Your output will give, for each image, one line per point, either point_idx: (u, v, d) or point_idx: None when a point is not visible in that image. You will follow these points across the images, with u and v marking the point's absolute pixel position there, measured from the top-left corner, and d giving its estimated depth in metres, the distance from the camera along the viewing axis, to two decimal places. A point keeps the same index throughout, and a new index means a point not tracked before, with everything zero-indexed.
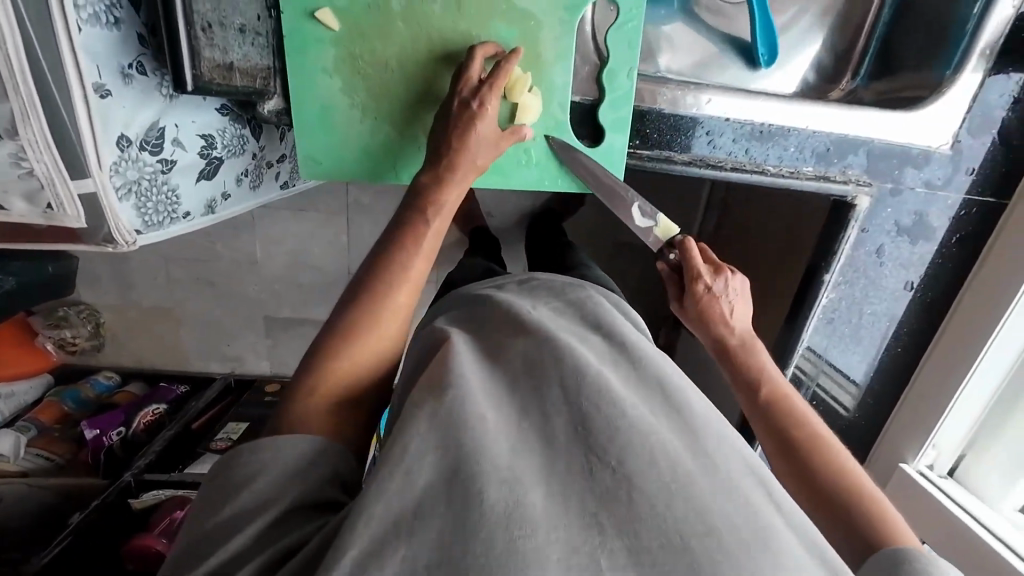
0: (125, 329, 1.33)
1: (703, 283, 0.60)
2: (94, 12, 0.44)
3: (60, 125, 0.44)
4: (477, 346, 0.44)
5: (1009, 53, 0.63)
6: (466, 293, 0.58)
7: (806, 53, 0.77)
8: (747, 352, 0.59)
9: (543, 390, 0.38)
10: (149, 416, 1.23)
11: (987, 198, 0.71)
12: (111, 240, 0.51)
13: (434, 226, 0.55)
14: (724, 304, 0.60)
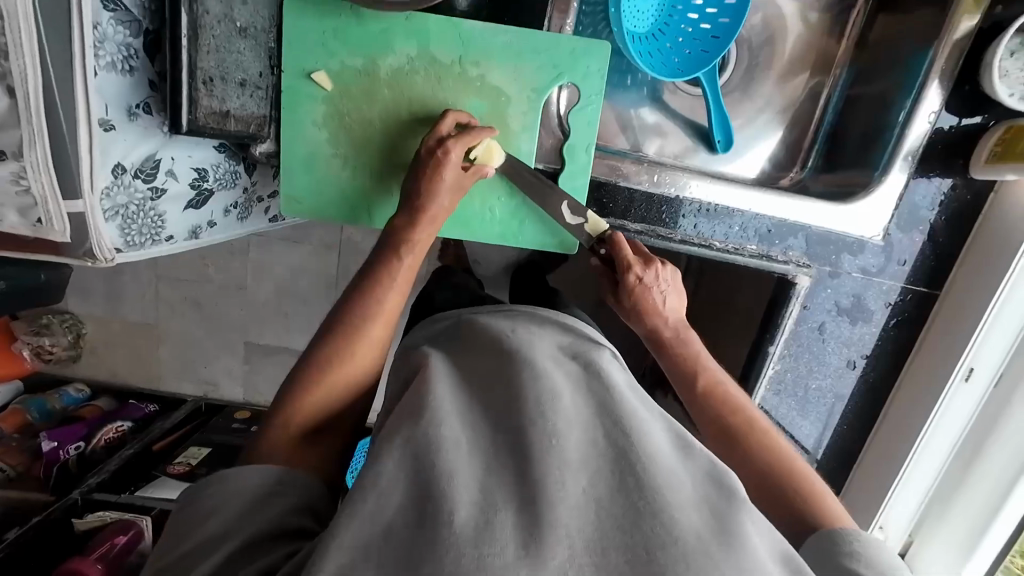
0: (105, 342, 1.36)
1: (635, 274, 0.64)
2: (111, 61, 0.51)
3: (62, 150, 0.49)
4: (454, 372, 0.48)
5: (928, 160, 0.71)
6: (458, 319, 0.62)
7: (766, 143, 0.84)
8: (679, 341, 0.64)
9: (502, 422, 0.41)
10: (112, 432, 1.20)
11: (918, 287, 0.75)
12: (92, 255, 0.55)
13: (407, 262, 0.59)
14: (657, 291, 0.64)
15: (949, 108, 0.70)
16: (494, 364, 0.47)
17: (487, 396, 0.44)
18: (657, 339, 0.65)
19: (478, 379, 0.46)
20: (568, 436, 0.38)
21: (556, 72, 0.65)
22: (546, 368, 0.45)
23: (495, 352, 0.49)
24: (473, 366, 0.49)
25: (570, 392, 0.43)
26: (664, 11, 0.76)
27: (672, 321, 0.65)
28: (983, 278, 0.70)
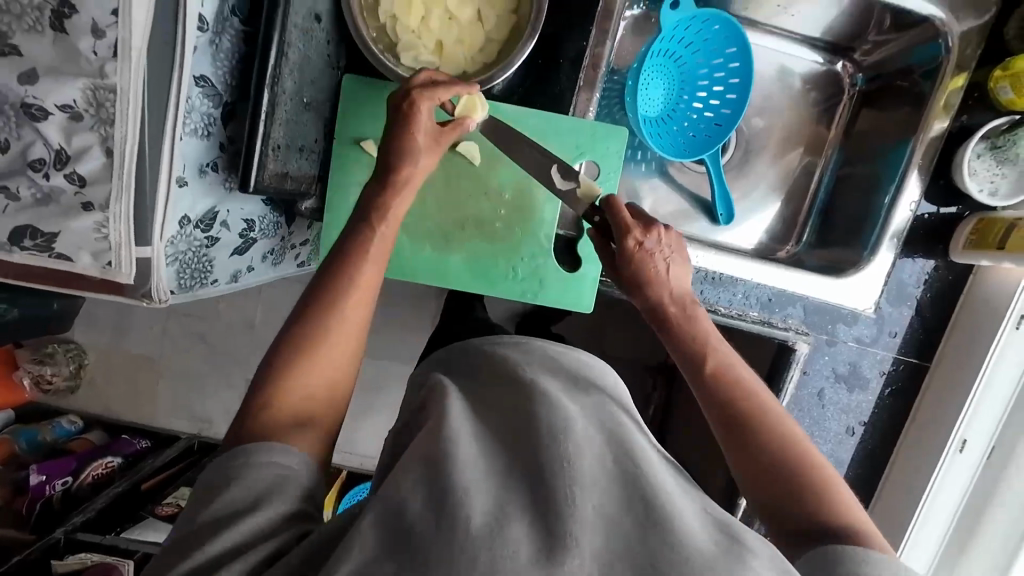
0: (104, 373, 1.29)
1: (634, 238, 0.59)
2: (194, 127, 0.57)
3: (142, 205, 0.54)
4: (467, 403, 0.50)
5: (912, 244, 0.78)
6: (468, 345, 0.63)
7: (762, 214, 0.91)
8: (681, 316, 0.60)
9: (521, 445, 0.43)
10: (101, 468, 1.14)
11: (910, 358, 0.80)
12: (149, 296, 0.59)
13: (381, 232, 0.58)
14: (659, 257, 0.60)
15: (928, 198, 0.77)
16: (508, 394, 0.50)
17: (506, 424, 0.46)
18: (657, 314, 0.61)
19: (496, 405, 0.49)
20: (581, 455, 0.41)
21: (579, 151, 0.73)
22: (559, 396, 0.48)
23: (509, 382, 0.52)
24: (486, 396, 0.52)
25: (580, 416, 0.46)
26: (672, 99, 0.83)
27: (673, 294, 0.60)
28: (969, 353, 0.75)
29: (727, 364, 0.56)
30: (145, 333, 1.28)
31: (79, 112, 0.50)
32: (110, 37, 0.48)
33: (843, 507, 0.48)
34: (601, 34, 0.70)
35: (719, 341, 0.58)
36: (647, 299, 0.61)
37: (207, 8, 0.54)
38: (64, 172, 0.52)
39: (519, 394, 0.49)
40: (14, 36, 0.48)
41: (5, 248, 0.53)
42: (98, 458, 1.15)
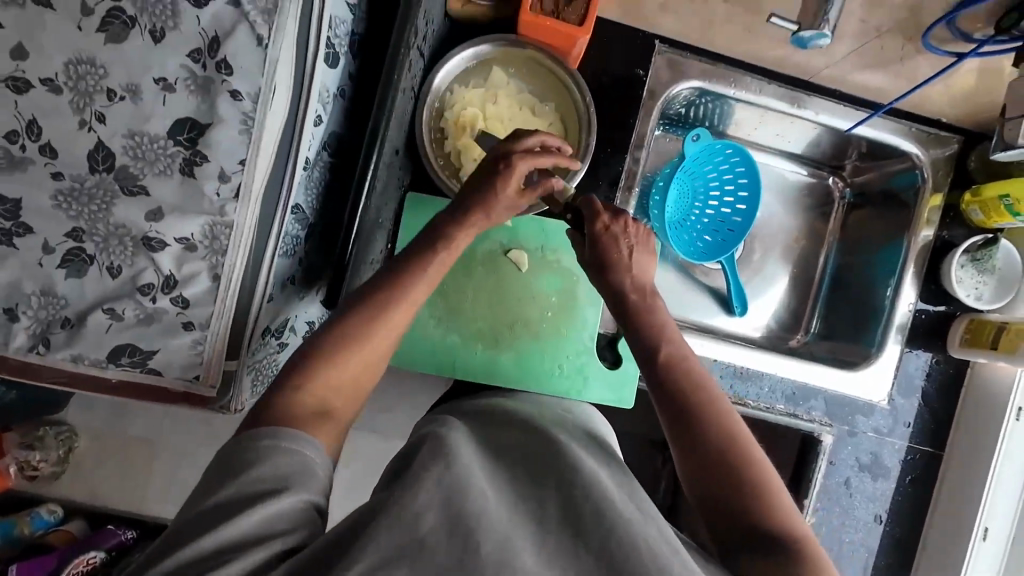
0: (95, 458, 1.11)
1: (601, 222, 0.62)
2: (285, 249, 0.63)
3: (238, 324, 0.59)
4: (478, 444, 0.55)
5: (914, 339, 0.87)
6: (476, 409, 0.66)
7: (771, 290, 0.98)
8: (640, 305, 0.61)
9: (542, 492, 0.47)
10: (81, 566, 1.00)
11: (925, 447, 0.86)
12: (225, 407, 0.62)
13: (443, 255, 0.61)
14: (623, 245, 0.62)
15: (923, 299, 0.87)
16: (516, 442, 0.56)
17: (518, 457, 0.53)
18: (620, 301, 0.62)
19: (493, 445, 0.55)
20: (590, 476, 0.48)
21: None
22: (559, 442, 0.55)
23: (513, 432, 0.58)
24: (496, 442, 0.56)
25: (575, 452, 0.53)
26: (687, 205, 0.93)
27: (634, 284, 0.62)
28: (981, 445, 0.81)
29: (684, 363, 0.58)
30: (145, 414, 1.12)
31: (194, 244, 0.55)
32: (234, 182, 0.55)
33: (786, 514, 0.49)
34: (634, 160, 0.81)
35: (674, 333, 0.60)
36: (610, 287, 0.63)
37: (311, 151, 0.61)
38: (170, 295, 0.56)
39: (524, 442, 0.56)
40: (143, 178, 0.54)
41: (98, 365, 0.56)
42: (80, 553, 1.02)
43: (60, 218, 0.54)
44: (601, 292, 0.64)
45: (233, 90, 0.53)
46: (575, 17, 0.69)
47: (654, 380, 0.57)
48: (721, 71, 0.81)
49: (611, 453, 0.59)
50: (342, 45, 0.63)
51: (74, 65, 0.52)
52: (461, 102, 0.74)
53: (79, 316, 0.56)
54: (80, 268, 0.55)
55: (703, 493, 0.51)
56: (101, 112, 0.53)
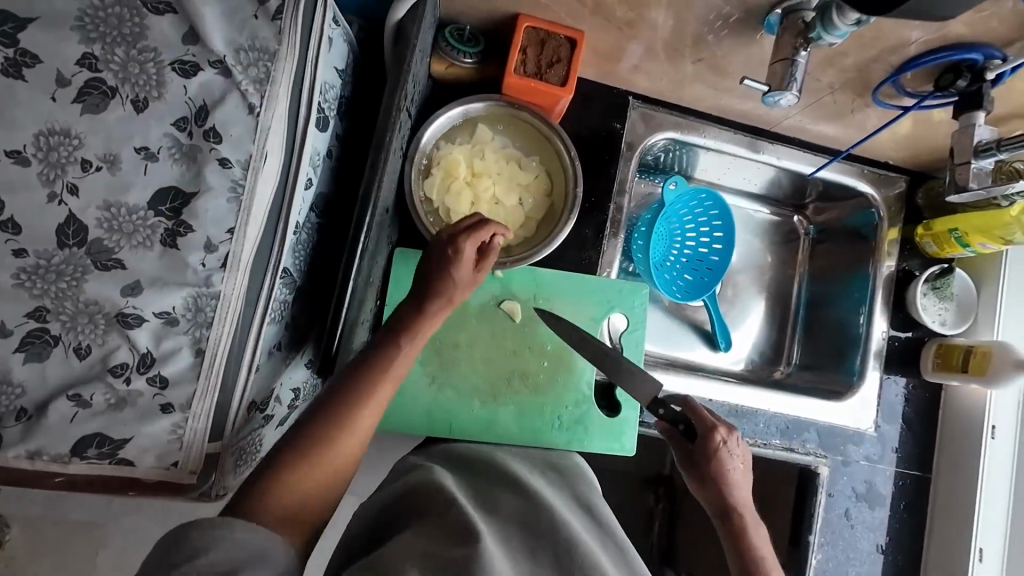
0: (26, 554, 1.07)
1: (719, 435, 0.66)
2: (274, 317, 0.59)
3: (223, 401, 0.55)
4: (475, 503, 0.58)
5: (891, 365, 0.91)
6: (455, 452, 0.71)
7: (754, 312, 1.02)
8: (746, 520, 0.64)
9: (537, 553, 0.52)
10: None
11: (913, 470, 0.89)
12: (206, 494, 0.56)
13: (407, 347, 0.61)
14: (735, 463, 0.66)
15: (894, 326, 0.92)
16: (507, 495, 0.59)
17: (512, 515, 0.56)
18: (723, 510, 0.65)
19: (485, 501, 0.58)
20: (580, 538, 0.53)
21: (610, 306, 0.82)
22: (547, 495, 0.60)
23: (503, 484, 0.62)
24: (492, 500, 0.59)
25: (563, 508, 0.58)
26: (667, 247, 0.96)
27: (742, 499, 0.65)
28: (966, 465, 0.84)
29: None
30: (86, 499, 1.09)
31: (176, 318, 0.51)
32: (221, 251, 0.52)
33: None
34: (618, 208, 0.84)
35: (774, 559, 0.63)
36: (717, 499, 0.65)
37: (301, 214, 0.60)
38: (147, 375, 0.51)
39: (517, 495, 0.60)
40: (120, 251, 0.51)
41: (60, 460, 0.50)
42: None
43: (22, 298, 0.49)
44: (702, 495, 0.66)
45: (222, 157, 0.51)
46: (557, 79, 0.72)
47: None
48: (691, 123, 0.87)
49: (592, 502, 0.63)
50: (331, 108, 0.63)
51: (45, 136, 0.49)
52: (447, 158, 0.75)
53: (38, 405, 0.50)
54: (42, 351, 0.50)
55: None
56: (75, 184, 0.49)
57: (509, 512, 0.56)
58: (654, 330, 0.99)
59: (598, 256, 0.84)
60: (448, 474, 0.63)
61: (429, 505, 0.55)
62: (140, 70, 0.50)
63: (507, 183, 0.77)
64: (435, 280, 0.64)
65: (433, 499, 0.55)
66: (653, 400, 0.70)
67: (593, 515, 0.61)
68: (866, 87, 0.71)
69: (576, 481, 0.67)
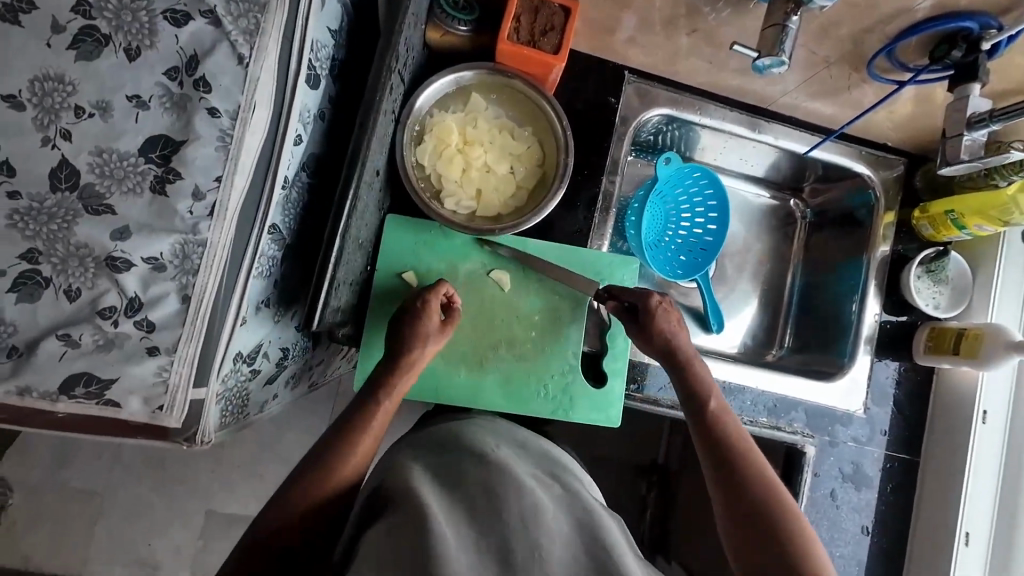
0: (30, 517, 1.13)
1: (651, 300, 0.72)
2: (261, 271, 0.60)
3: (207, 350, 0.56)
4: (439, 485, 0.56)
5: (882, 348, 0.90)
6: (427, 434, 0.69)
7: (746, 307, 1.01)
8: (688, 362, 0.71)
9: (504, 519, 0.51)
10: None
11: (902, 453, 0.88)
12: (191, 439, 0.59)
13: (386, 403, 0.67)
14: (671, 322, 0.72)
15: (887, 310, 0.91)
16: (471, 468, 0.59)
17: (478, 488, 0.55)
18: (670, 360, 0.71)
19: (451, 477, 0.58)
20: (545, 509, 0.53)
21: (599, 278, 0.82)
22: (516, 470, 0.58)
23: (472, 459, 0.60)
24: (456, 480, 0.57)
25: (531, 482, 0.57)
26: (662, 226, 0.96)
27: (683, 345, 0.72)
28: (954, 448, 0.84)
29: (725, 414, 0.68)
30: (88, 465, 1.15)
31: (163, 264, 0.53)
32: (208, 199, 0.53)
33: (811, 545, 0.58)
34: (610, 181, 0.84)
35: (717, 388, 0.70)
36: (660, 351, 0.72)
37: (290, 170, 0.61)
38: (134, 319, 0.52)
39: (483, 469, 0.58)
40: (110, 196, 0.52)
41: (48, 398, 0.51)
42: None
43: (14, 239, 0.51)
44: (649, 352, 0.74)
45: (211, 107, 0.52)
46: (550, 47, 0.72)
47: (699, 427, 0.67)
48: (688, 99, 0.87)
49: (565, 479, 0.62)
50: (324, 68, 0.63)
51: (39, 82, 0.50)
52: (440, 125, 0.75)
53: (29, 344, 0.51)
54: (33, 292, 0.51)
55: (738, 525, 0.61)
56: (68, 129, 0.51)
57: (473, 484, 0.56)
58: None
59: (589, 229, 0.84)
60: (417, 462, 0.62)
61: (389, 501, 0.53)
62: (132, 18, 0.51)
63: (498, 152, 0.77)
64: (405, 339, 0.70)
65: (395, 489, 0.55)
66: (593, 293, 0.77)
67: (566, 489, 0.60)
68: (861, 60, 0.72)
69: (542, 457, 0.66)
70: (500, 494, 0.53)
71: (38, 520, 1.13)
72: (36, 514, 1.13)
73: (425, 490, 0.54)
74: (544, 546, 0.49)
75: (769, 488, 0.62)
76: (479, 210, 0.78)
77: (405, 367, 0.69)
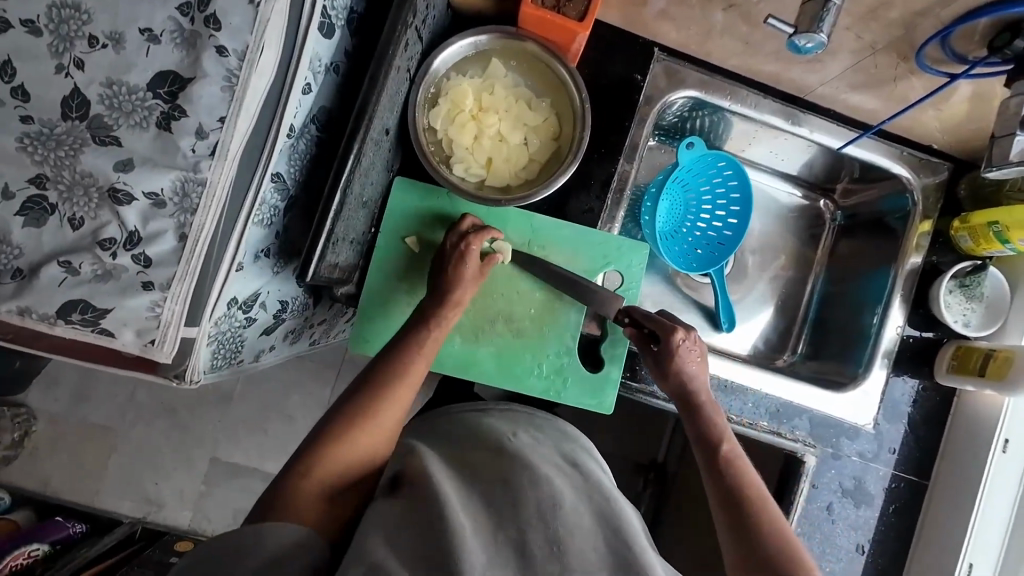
0: (48, 445, 1.19)
1: (677, 335, 0.69)
2: (261, 219, 0.60)
3: (201, 289, 0.57)
4: (451, 474, 0.56)
5: (902, 363, 0.85)
6: (453, 416, 0.68)
7: (762, 314, 0.97)
8: (706, 407, 0.69)
9: (519, 507, 0.50)
10: (21, 559, 1.03)
11: (909, 475, 0.84)
12: (180, 375, 0.60)
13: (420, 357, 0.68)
14: (693, 361, 0.70)
15: (911, 324, 0.86)
16: (490, 460, 0.57)
17: (494, 477, 0.54)
18: (686, 400, 0.69)
19: (470, 468, 0.56)
20: (563, 499, 0.51)
21: (606, 261, 0.80)
22: (535, 460, 0.56)
23: (488, 449, 0.59)
24: (475, 470, 0.56)
25: (552, 473, 0.55)
26: (680, 217, 0.92)
27: (700, 386, 0.70)
28: (968, 476, 0.79)
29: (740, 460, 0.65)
30: (104, 403, 1.20)
31: (163, 200, 0.53)
32: (211, 139, 0.53)
33: None
34: (628, 162, 0.81)
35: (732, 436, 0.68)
36: (678, 388, 0.70)
37: (297, 119, 0.60)
38: (132, 252, 0.53)
39: (499, 461, 0.56)
40: (117, 129, 0.52)
41: (47, 321, 0.53)
42: (21, 546, 1.04)
43: (25, 164, 0.52)
44: (666, 389, 0.71)
45: (220, 45, 0.52)
46: (575, 13, 0.69)
47: (712, 474, 0.64)
48: (719, 83, 0.82)
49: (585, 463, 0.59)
50: (340, 18, 0.61)
51: (57, 9, 0.50)
52: (456, 89, 0.73)
53: (32, 267, 0.53)
54: (39, 218, 0.52)
55: None
56: (81, 59, 0.51)
57: (491, 477, 0.54)
58: (653, 300, 0.95)
59: (601, 210, 0.81)
60: (436, 454, 0.60)
61: (408, 490, 0.53)
62: None
63: (513, 122, 0.75)
64: (450, 276, 0.70)
65: (414, 476, 0.54)
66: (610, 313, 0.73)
67: (589, 478, 0.56)
68: (910, 47, 0.69)
69: (559, 437, 0.64)
70: (517, 484, 0.52)
71: (53, 450, 1.19)
72: (53, 444, 1.19)
73: (444, 479, 0.53)
74: (563, 538, 0.47)
75: (781, 536, 0.58)
76: (489, 180, 0.76)
77: (449, 305, 0.70)
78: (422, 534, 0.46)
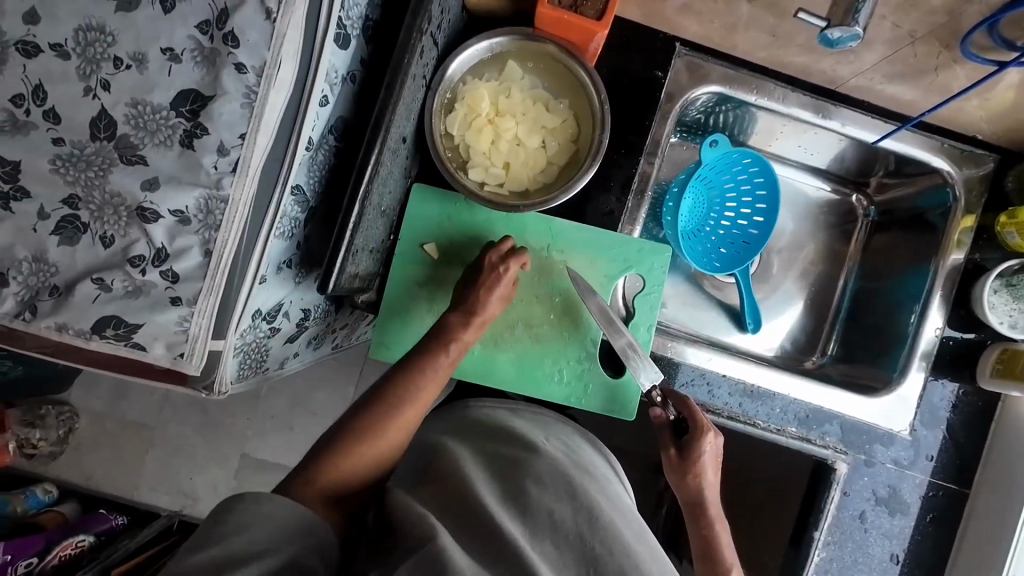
0: (91, 441, 1.25)
1: (708, 439, 0.68)
2: (282, 231, 0.61)
3: (226, 303, 0.58)
4: (490, 475, 0.55)
5: (941, 367, 0.81)
6: (477, 419, 0.65)
7: (789, 313, 0.94)
8: (713, 521, 0.69)
9: (558, 521, 0.49)
10: (69, 549, 1.03)
11: (948, 483, 0.80)
12: (209, 387, 0.62)
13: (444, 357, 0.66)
14: (711, 469, 0.69)
15: (951, 325, 0.82)
16: (523, 466, 0.56)
17: (534, 479, 0.53)
18: (695, 510, 0.70)
19: (504, 471, 0.55)
20: (602, 513, 0.50)
21: (627, 265, 0.78)
22: (574, 473, 0.55)
23: (519, 453, 0.58)
24: (511, 478, 0.54)
25: (593, 490, 0.53)
26: (703, 215, 0.89)
27: (713, 499, 0.70)
28: (1010, 486, 0.75)
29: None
30: (143, 400, 1.25)
31: (188, 217, 0.54)
32: (232, 156, 0.54)
33: None
34: (649, 161, 0.78)
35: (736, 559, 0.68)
36: (691, 493, 0.70)
37: (315, 131, 0.60)
38: (160, 269, 0.55)
39: (536, 470, 0.55)
40: (143, 148, 0.53)
41: (82, 336, 0.55)
42: (68, 537, 1.05)
43: (57, 184, 0.53)
44: (679, 491, 0.71)
45: (238, 62, 0.52)
46: (593, 13, 0.66)
47: None
48: (744, 77, 0.79)
49: (611, 481, 0.58)
50: (355, 27, 0.61)
51: (83, 32, 0.51)
52: (471, 94, 0.73)
53: (68, 284, 0.54)
54: (72, 236, 0.54)
55: None
56: (107, 80, 0.52)
57: (524, 482, 0.53)
58: (673, 302, 0.93)
59: (623, 212, 0.79)
60: (470, 455, 0.59)
61: (448, 489, 0.53)
62: None
63: (530, 124, 0.74)
64: None
65: (447, 474, 0.55)
66: (649, 392, 0.71)
67: (620, 498, 0.56)
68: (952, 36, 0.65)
69: (584, 448, 0.63)
70: (556, 496, 0.51)
71: (96, 446, 1.25)
72: (95, 441, 1.25)
73: (479, 483, 0.53)
74: (598, 557, 0.47)
75: None
76: (506, 184, 0.75)
77: None
78: (472, 535, 0.47)
